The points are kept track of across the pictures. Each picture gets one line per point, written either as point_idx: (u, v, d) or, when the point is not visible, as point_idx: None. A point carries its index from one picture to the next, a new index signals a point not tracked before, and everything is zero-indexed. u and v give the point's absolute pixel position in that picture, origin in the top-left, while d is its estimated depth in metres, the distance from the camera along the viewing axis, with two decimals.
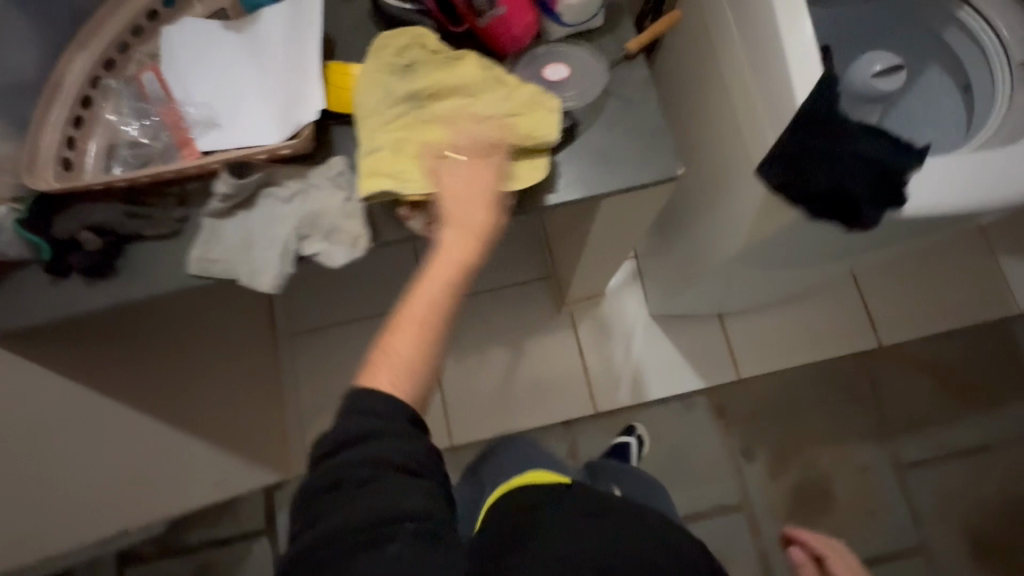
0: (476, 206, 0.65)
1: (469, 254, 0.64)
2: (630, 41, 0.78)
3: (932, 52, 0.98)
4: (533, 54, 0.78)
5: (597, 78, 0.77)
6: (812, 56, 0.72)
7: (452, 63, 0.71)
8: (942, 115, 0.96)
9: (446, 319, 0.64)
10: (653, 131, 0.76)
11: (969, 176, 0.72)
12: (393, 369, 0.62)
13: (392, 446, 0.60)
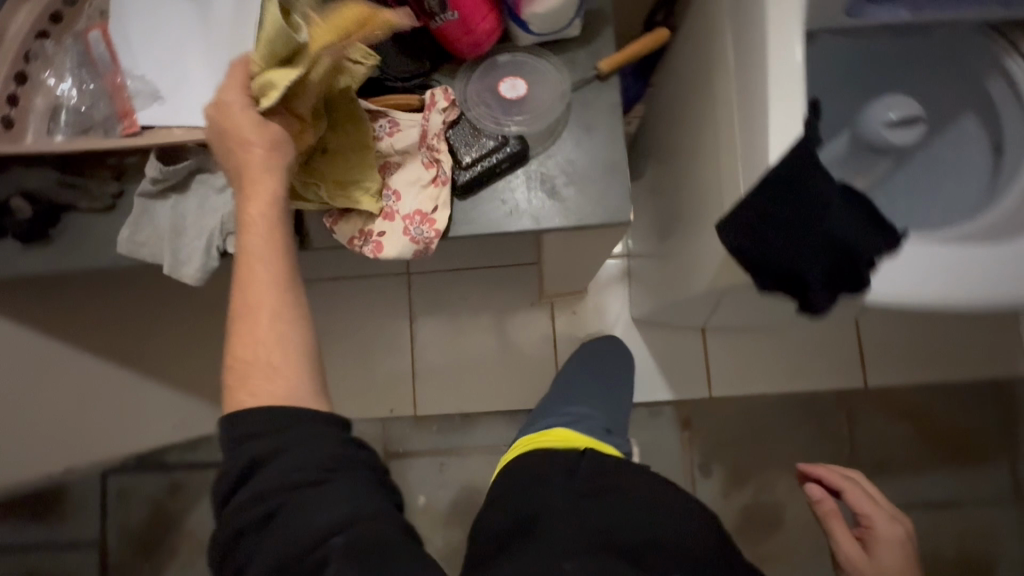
0: (254, 165, 0.61)
1: (268, 212, 0.62)
2: (604, 59, 0.71)
3: (972, 97, 0.86)
4: (494, 60, 0.71)
5: (557, 104, 0.70)
6: (797, 113, 0.63)
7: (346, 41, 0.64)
8: (959, 179, 0.87)
9: (285, 285, 0.62)
10: (609, 166, 0.70)
11: (948, 265, 0.66)
12: (251, 382, 0.61)
13: (294, 462, 0.59)
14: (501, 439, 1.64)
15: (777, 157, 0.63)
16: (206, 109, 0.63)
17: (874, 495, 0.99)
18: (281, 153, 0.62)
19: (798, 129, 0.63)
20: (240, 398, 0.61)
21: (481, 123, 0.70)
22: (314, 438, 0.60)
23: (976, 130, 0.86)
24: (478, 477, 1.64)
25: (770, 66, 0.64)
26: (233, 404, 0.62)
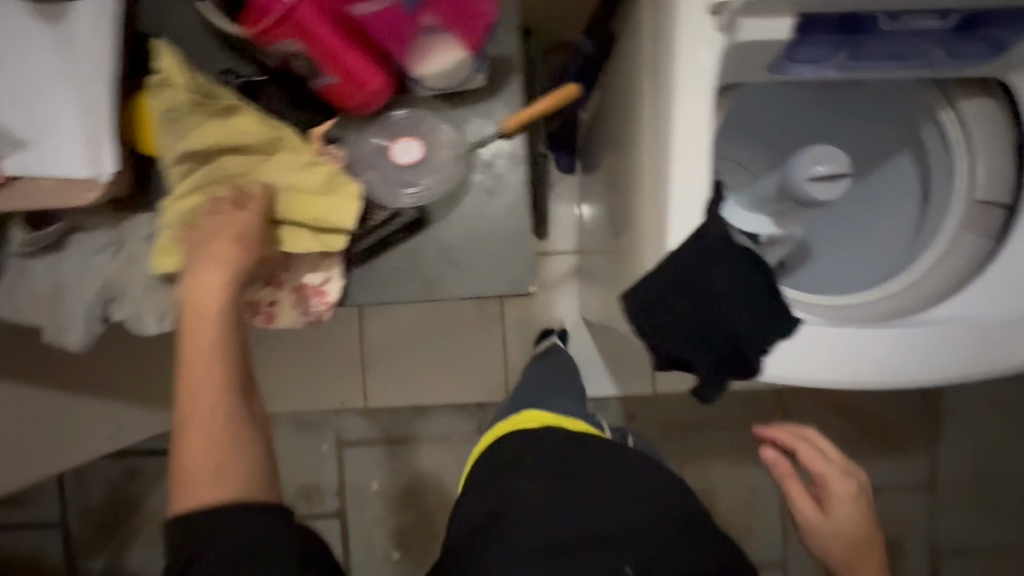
0: (221, 240, 0.58)
1: (226, 283, 0.57)
2: (509, 118, 0.65)
3: (900, 141, 0.83)
4: (389, 115, 0.65)
5: (451, 166, 0.65)
6: (697, 201, 0.62)
7: (225, 114, 0.60)
8: (866, 238, 0.86)
9: (236, 363, 0.56)
10: (513, 233, 0.68)
11: (843, 348, 0.66)
12: (196, 476, 0.52)
13: (230, 551, 0.50)
14: (452, 428, 1.68)
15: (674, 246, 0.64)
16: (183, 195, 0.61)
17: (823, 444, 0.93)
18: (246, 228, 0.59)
19: (695, 221, 0.62)
20: (184, 493, 0.52)
21: (369, 191, 0.64)
22: (244, 521, 0.51)
23: (893, 189, 0.85)
24: (430, 464, 1.69)
25: (673, 149, 0.60)
26: (176, 503, 0.52)
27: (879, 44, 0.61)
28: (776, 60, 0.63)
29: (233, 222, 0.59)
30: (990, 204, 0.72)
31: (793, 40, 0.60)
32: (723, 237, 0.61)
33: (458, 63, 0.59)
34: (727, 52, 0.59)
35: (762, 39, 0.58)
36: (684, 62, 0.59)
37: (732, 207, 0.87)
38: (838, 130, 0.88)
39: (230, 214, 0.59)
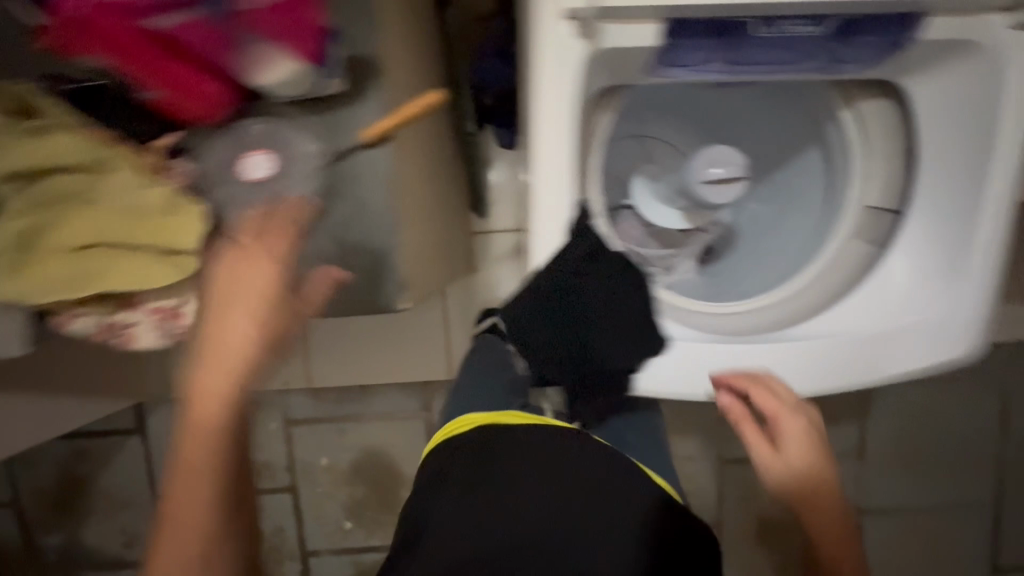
0: (233, 326, 0.54)
1: (236, 378, 0.54)
2: (369, 127, 0.61)
3: (810, 135, 0.78)
4: (241, 126, 0.60)
5: (312, 182, 0.62)
6: (563, 222, 0.60)
7: (45, 131, 0.55)
8: (777, 232, 0.82)
9: (236, 465, 0.54)
10: (381, 250, 0.65)
11: (723, 362, 0.65)
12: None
13: None
14: (397, 406, 1.69)
15: (540, 262, 0.63)
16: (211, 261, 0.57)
17: (795, 394, 0.68)
18: (263, 322, 0.55)
19: (560, 242, 0.60)
20: None
21: (223, 211, 0.61)
22: None
23: (804, 181, 0.81)
24: (377, 440, 1.72)
25: (535, 168, 0.58)
26: None
27: (761, 48, 0.57)
28: (653, 63, 0.57)
29: (259, 282, 0.56)
30: (881, 211, 0.70)
31: (664, 45, 0.55)
32: (586, 258, 0.59)
33: (294, 75, 0.55)
34: (592, 59, 0.55)
35: (626, 46, 0.54)
36: (543, 75, 0.55)
37: (638, 196, 0.85)
38: (747, 118, 0.83)
39: (247, 300, 0.55)
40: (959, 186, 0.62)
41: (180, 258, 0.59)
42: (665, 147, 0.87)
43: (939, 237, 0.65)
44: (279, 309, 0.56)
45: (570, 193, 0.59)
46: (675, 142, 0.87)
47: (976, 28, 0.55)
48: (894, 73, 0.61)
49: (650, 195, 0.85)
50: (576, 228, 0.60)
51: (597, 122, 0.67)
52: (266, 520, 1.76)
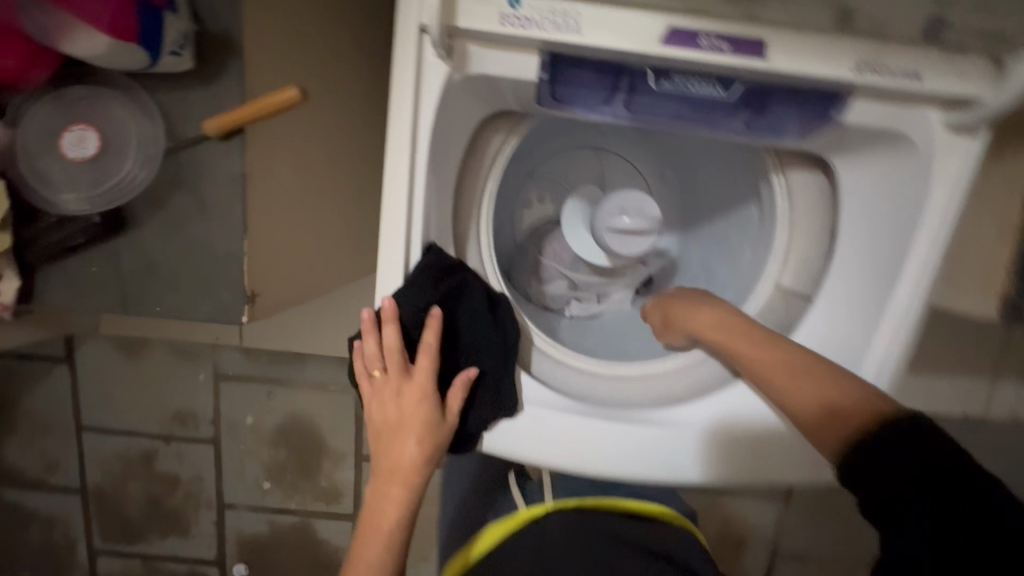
0: (406, 442, 0.56)
1: (410, 481, 0.57)
2: (214, 117, 0.54)
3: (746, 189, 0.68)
4: (69, 92, 0.54)
5: (146, 166, 0.55)
6: (401, 265, 0.52)
7: None
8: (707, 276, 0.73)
9: (403, 548, 0.58)
10: (223, 254, 0.58)
11: (575, 442, 0.58)
12: None
13: None
14: (331, 377, 1.64)
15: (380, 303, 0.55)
16: (362, 378, 0.57)
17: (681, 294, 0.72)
18: (428, 432, 0.56)
19: (395, 284, 0.53)
20: None
21: (32, 187, 0.54)
22: None
23: (739, 237, 0.69)
24: (306, 408, 1.67)
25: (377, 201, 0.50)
26: None
27: (663, 99, 0.48)
28: (542, 96, 0.48)
29: (420, 402, 0.55)
30: (792, 293, 0.62)
31: (546, 80, 0.47)
32: (426, 306, 0.53)
33: (109, 51, 0.47)
34: (460, 84, 0.47)
35: (499, 76, 0.47)
36: (394, 95, 0.47)
37: (569, 220, 0.73)
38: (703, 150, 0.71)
39: (413, 419, 0.55)
40: (875, 274, 0.56)
41: None
42: (617, 167, 0.77)
43: (845, 325, 0.57)
44: (440, 420, 0.56)
45: (417, 233, 0.52)
46: (627, 159, 0.77)
47: (906, 118, 0.48)
48: (822, 149, 0.54)
49: (580, 224, 0.73)
50: (417, 273, 0.52)
51: (490, 148, 0.59)
52: (186, 466, 1.72)
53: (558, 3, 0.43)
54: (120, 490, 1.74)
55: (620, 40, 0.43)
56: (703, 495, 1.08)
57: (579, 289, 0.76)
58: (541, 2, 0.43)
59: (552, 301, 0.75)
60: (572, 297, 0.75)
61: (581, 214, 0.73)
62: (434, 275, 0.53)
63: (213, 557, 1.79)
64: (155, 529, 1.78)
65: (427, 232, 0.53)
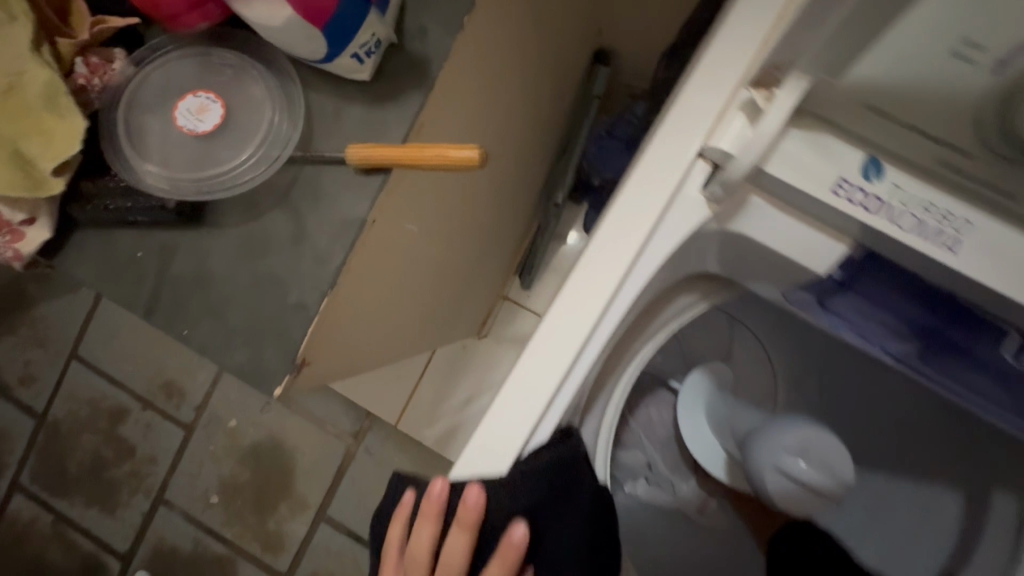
0: None
1: None
2: (362, 146, 0.42)
3: (954, 467, 0.55)
4: (218, 56, 0.44)
5: (257, 166, 0.43)
6: (518, 444, 0.36)
7: None
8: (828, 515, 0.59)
9: None
10: (292, 305, 0.43)
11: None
12: None
13: None
14: (331, 416, 1.49)
15: (457, 476, 0.37)
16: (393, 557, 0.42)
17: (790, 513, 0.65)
18: None
19: (495, 473, 0.35)
20: None
21: (116, 140, 0.43)
22: None
23: (905, 511, 0.57)
24: (291, 436, 1.52)
25: (527, 349, 0.35)
26: None
27: (972, 367, 0.39)
28: (821, 288, 0.39)
29: None
30: None
31: (838, 278, 0.38)
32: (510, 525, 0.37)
33: (284, 27, 0.36)
34: (708, 233, 0.37)
35: (768, 244, 0.37)
36: (624, 219, 0.35)
37: (687, 403, 0.65)
38: (869, 375, 0.60)
39: None
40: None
41: (25, 167, 0.40)
42: (746, 345, 0.66)
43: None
44: None
45: (559, 404, 0.36)
46: (763, 344, 0.65)
47: None
48: None
49: (701, 413, 0.65)
50: (534, 463, 0.36)
51: (672, 302, 0.47)
52: (149, 442, 1.60)
53: (914, 193, 0.33)
54: (74, 435, 1.62)
55: (999, 280, 0.32)
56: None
57: (658, 477, 0.68)
58: (907, 180, 0.33)
59: (619, 470, 0.66)
60: (641, 476, 0.68)
61: (707, 399, 0.65)
62: (553, 483, 0.37)
63: (124, 549, 1.60)
64: (83, 491, 1.63)
65: (569, 404, 0.38)
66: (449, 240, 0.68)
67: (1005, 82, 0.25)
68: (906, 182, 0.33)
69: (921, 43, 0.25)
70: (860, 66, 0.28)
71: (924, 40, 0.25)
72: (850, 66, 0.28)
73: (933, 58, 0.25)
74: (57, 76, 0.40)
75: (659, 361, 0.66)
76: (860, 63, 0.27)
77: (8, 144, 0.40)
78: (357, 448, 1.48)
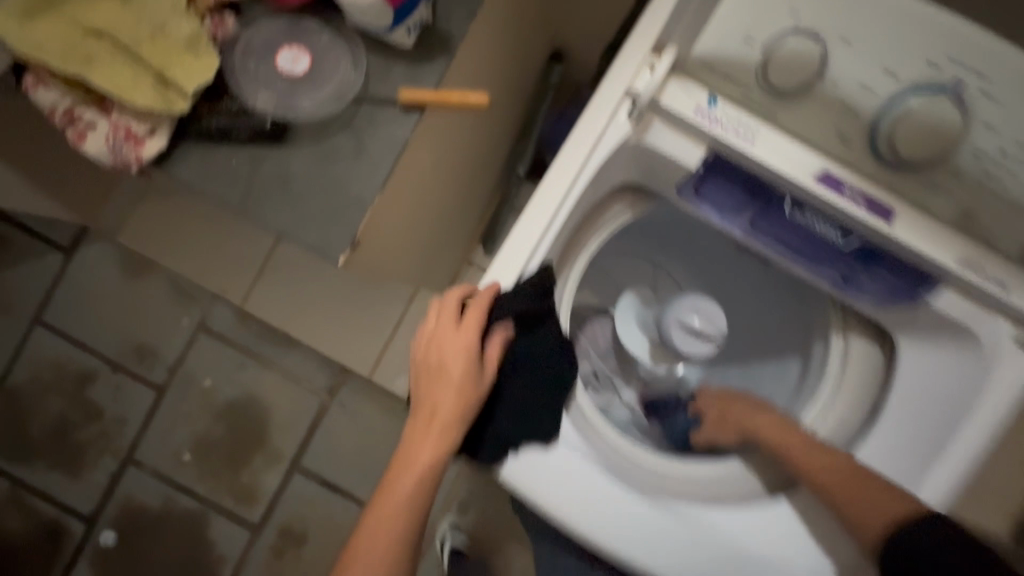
0: (443, 389, 0.59)
1: (441, 432, 0.60)
2: (409, 90, 0.62)
3: (791, 337, 0.83)
4: (303, 22, 0.63)
5: (331, 99, 0.62)
6: (514, 274, 0.59)
7: None
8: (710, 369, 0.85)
9: (427, 486, 0.62)
10: (353, 199, 0.62)
11: (630, 532, 0.61)
12: None
13: None
14: (305, 373, 1.61)
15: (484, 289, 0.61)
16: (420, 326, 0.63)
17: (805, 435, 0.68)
18: (466, 377, 0.59)
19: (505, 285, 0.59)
20: None
21: (232, 75, 0.61)
22: None
23: (763, 371, 0.85)
24: (265, 393, 1.63)
25: (522, 216, 0.58)
26: None
27: (788, 232, 0.58)
28: (685, 184, 0.59)
29: (464, 349, 0.59)
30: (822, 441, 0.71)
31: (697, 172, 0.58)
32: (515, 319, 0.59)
33: (367, 6, 0.56)
34: (630, 145, 0.58)
35: (665, 152, 0.57)
36: (581, 132, 0.57)
37: (621, 311, 0.87)
38: (739, 285, 0.87)
39: (455, 360, 0.59)
40: (905, 464, 0.63)
41: (167, 89, 0.57)
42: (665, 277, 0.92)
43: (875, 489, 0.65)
44: (476, 370, 0.60)
45: (542, 248, 0.59)
46: (675, 277, 0.90)
47: (978, 320, 0.57)
48: (892, 325, 0.65)
49: (632, 316, 0.87)
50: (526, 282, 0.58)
51: (611, 208, 0.69)
52: (118, 404, 1.65)
53: (740, 118, 0.54)
54: (36, 399, 1.64)
55: (780, 164, 0.53)
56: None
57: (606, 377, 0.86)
58: (733, 111, 0.53)
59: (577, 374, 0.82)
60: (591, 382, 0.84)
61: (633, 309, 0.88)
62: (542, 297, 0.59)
63: (88, 511, 1.64)
64: (45, 455, 1.64)
65: (546, 255, 0.61)
66: (439, 186, 0.89)
67: (760, 53, 0.51)
68: (732, 111, 0.53)
69: (722, 30, 0.51)
70: (699, 43, 0.52)
71: (722, 30, 0.51)
72: (696, 41, 0.52)
73: (737, 38, 0.51)
74: (199, 28, 0.58)
75: (604, 279, 0.88)
76: (700, 39, 0.52)
77: (155, 72, 0.57)
78: (330, 401, 1.61)
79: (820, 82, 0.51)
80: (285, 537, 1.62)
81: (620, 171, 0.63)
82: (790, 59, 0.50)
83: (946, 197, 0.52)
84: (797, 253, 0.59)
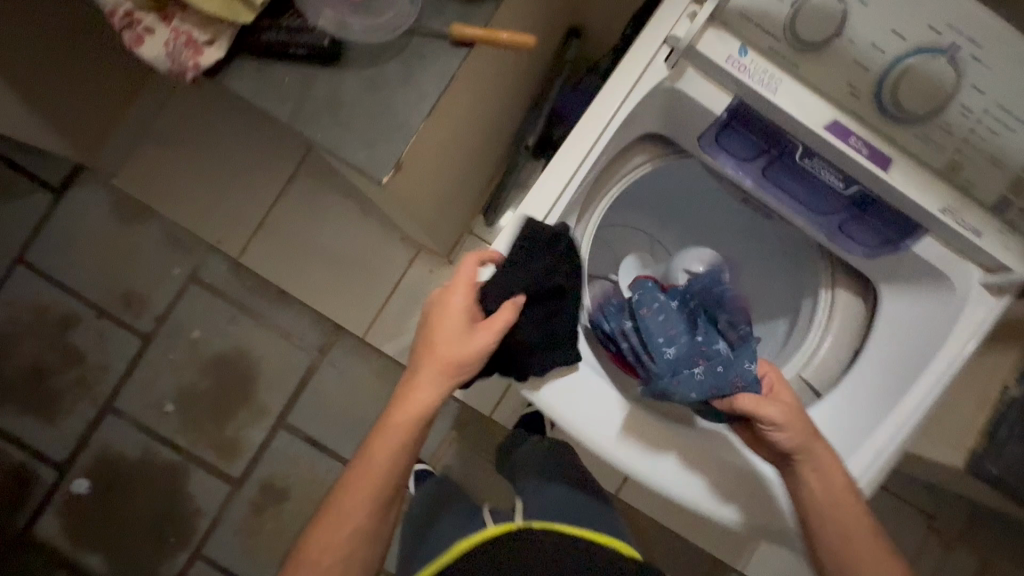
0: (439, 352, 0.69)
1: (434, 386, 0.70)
2: (462, 26, 0.66)
3: (780, 300, 0.90)
4: None
5: (385, 26, 0.66)
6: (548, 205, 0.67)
7: None
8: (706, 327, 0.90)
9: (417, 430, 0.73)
10: (400, 123, 0.65)
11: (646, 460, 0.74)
12: (355, 500, 0.76)
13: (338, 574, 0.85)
14: (298, 331, 1.62)
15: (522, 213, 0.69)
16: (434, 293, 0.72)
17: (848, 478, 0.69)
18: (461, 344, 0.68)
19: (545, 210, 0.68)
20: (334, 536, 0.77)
21: None
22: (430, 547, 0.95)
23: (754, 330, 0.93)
24: (255, 347, 1.63)
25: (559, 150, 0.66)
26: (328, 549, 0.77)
27: (797, 179, 0.67)
28: (708, 133, 0.67)
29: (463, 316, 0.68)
30: (808, 385, 0.78)
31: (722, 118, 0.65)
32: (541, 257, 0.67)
33: None
34: (665, 90, 0.64)
35: (695, 96, 0.63)
36: (623, 72, 0.63)
37: (621, 272, 0.95)
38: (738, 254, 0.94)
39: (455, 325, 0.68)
40: (881, 398, 0.70)
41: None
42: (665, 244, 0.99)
43: (850, 424, 0.72)
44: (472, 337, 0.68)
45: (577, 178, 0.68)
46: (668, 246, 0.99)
47: (955, 268, 0.66)
48: (877, 276, 0.74)
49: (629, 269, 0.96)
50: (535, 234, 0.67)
51: (633, 156, 0.76)
52: (101, 350, 1.62)
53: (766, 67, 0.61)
54: (13, 340, 1.60)
55: (798, 111, 0.60)
56: (615, 505, 1.41)
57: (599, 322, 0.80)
58: (760, 60, 0.60)
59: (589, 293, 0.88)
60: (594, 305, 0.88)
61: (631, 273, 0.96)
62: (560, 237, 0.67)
63: (61, 458, 1.60)
64: (18, 399, 1.60)
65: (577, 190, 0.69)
66: (464, 143, 0.93)
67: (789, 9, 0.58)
68: (761, 60, 0.60)
69: None
70: None
71: None
72: None
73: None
74: None
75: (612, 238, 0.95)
76: None
77: None
78: (322, 359, 1.62)
79: (836, 40, 0.58)
80: (266, 493, 1.62)
81: (651, 117, 0.69)
82: (811, 16, 0.58)
83: (937, 151, 0.60)
84: (799, 200, 0.67)
